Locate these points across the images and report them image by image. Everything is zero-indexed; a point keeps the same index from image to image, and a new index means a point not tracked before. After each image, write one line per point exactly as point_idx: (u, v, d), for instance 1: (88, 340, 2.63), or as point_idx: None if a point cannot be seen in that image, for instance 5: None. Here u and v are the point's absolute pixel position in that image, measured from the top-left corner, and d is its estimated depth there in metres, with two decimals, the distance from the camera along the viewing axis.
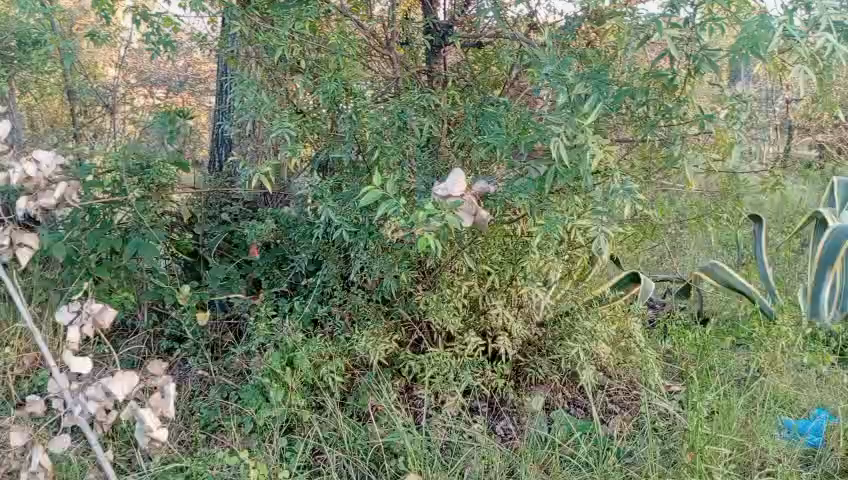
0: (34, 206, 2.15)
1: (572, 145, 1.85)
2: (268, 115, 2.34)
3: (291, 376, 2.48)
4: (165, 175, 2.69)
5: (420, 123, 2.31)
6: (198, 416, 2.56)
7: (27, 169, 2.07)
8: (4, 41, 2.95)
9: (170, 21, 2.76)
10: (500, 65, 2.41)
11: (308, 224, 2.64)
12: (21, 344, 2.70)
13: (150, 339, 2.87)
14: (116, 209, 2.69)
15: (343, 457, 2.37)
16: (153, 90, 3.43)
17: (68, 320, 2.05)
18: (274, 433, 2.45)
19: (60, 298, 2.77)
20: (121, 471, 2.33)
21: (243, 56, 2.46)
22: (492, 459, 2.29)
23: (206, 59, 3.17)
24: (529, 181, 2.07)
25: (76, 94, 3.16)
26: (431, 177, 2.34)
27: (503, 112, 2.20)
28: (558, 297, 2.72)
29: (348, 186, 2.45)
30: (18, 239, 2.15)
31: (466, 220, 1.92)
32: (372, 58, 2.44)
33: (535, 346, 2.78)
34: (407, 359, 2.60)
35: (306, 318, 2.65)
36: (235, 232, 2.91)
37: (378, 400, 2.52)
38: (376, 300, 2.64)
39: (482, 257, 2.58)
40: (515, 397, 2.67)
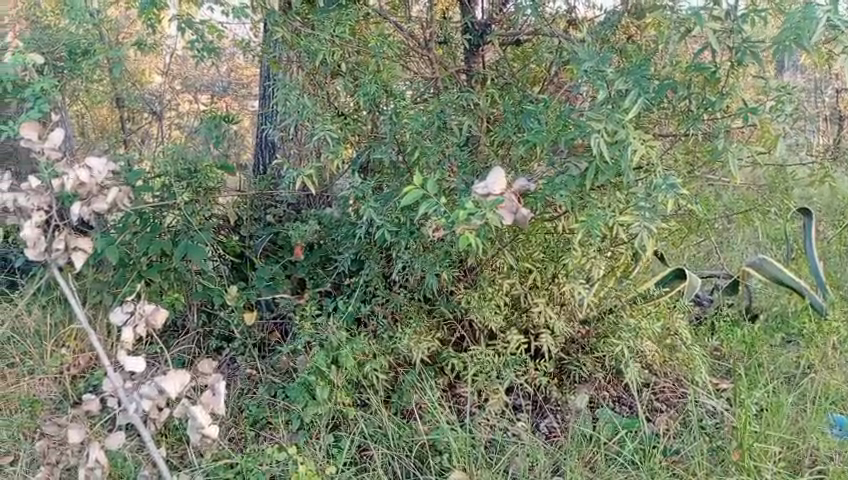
0: (88, 211, 2.24)
1: (613, 141, 1.84)
2: (311, 118, 2.39)
3: (336, 373, 2.54)
4: (212, 179, 2.82)
5: (459, 122, 2.34)
6: (247, 413, 2.62)
7: (80, 174, 2.17)
8: (55, 52, 2.88)
9: (214, 28, 2.83)
10: (539, 62, 2.40)
11: (350, 225, 2.69)
12: (76, 345, 2.81)
13: (199, 339, 2.91)
14: (165, 212, 2.78)
15: (389, 454, 2.40)
16: (197, 96, 3.52)
17: (122, 320, 2.13)
18: (321, 430, 2.49)
19: (114, 300, 2.86)
20: (174, 467, 2.40)
21: (285, 60, 2.50)
22: (537, 456, 2.31)
23: (248, 64, 3.24)
24: (570, 178, 2.07)
25: (125, 101, 3.26)
26: (472, 177, 2.36)
27: (543, 109, 2.19)
28: (600, 296, 2.73)
29: (389, 186, 2.49)
30: (72, 243, 2.23)
31: (506, 219, 1.92)
32: (410, 59, 2.46)
33: (579, 343, 2.76)
34: (450, 357, 2.62)
35: (349, 318, 2.68)
36: (280, 233, 2.94)
37: (422, 397, 2.54)
38: (418, 298, 2.66)
39: (524, 255, 2.59)
40: (559, 395, 2.66)
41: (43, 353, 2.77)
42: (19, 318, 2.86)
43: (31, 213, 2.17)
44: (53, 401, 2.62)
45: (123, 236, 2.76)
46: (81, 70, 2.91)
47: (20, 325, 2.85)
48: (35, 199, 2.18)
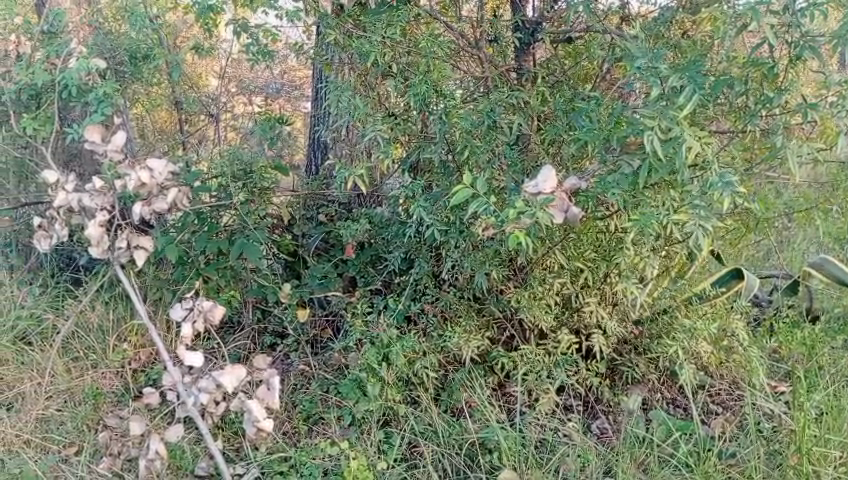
0: (149, 211, 2.34)
1: (667, 138, 1.81)
2: (361, 118, 2.46)
3: (387, 370, 2.56)
4: (267, 179, 2.88)
5: (510, 121, 2.33)
6: (300, 408, 2.67)
7: (142, 175, 2.27)
8: (117, 57, 2.97)
9: (269, 32, 2.88)
10: (592, 60, 2.38)
11: (400, 224, 2.73)
12: (138, 339, 2.91)
13: (255, 335, 2.99)
14: (222, 212, 2.86)
15: (438, 451, 2.41)
16: (252, 99, 3.60)
17: (182, 316, 2.20)
18: (372, 426, 2.53)
19: (173, 296, 2.95)
20: (230, 459, 2.47)
21: (337, 62, 2.57)
22: (589, 457, 2.30)
23: (301, 66, 3.30)
24: (623, 175, 2.03)
25: (183, 105, 3.33)
26: (522, 176, 2.37)
27: (595, 107, 2.17)
28: (654, 296, 2.69)
29: (439, 186, 2.51)
30: (134, 242, 2.35)
31: (557, 217, 1.92)
32: (461, 58, 2.46)
33: (632, 344, 2.74)
34: (500, 356, 2.62)
35: (400, 316, 2.70)
36: (332, 232, 3.00)
37: (472, 396, 2.57)
38: (468, 297, 2.67)
39: (576, 254, 2.55)
40: (611, 396, 2.65)
41: (106, 348, 2.87)
42: (83, 313, 2.95)
43: (96, 213, 2.26)
44: (115, 393, 2.71)
45: (182, 235, 2.86)
46: (142, 74, 3.04)
47: (84, 320, 2.94)
48: (99, 199, 2.27)
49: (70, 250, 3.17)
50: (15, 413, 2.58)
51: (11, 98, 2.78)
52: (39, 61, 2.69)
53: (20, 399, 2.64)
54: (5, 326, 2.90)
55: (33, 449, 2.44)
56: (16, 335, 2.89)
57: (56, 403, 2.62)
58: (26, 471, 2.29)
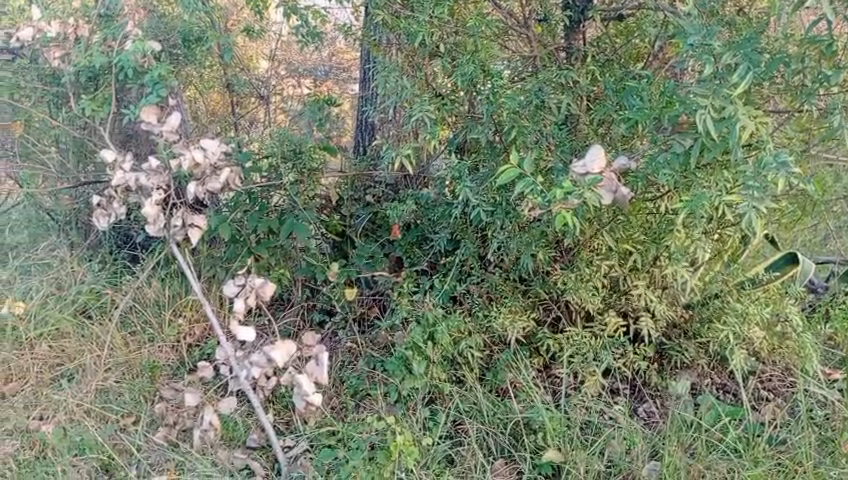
0: (203, 190, 2.42)
1: (720, 118, 1.78)
2: (409, 99, 2.47)
3: (433, 349, 2.58)
4: (315, 160, 2.94)
5: (558, 101, 2.32)
6: (348, 384, 2.71)
7: (196, 156, 2.34)
8: (170, 40, 3.09)
9: (318, 13, 2.99)
10: (644, 38, 2.35)
11: (446, 205, 2.72)
12: (192, 314, 2.99)
13: (303, 312, 3.05)
14: (272, 192, 2.91)
15: (483, 430, 2.45)
16: (301, 81, 3.65)
17: (234, 293, 2.31)
18: (418, 403, 2.56)
19: (226, 274, 3.04)
20: (280, 432, 2.54)
21: (385, 43, 2.60)
22: (635, 440, 2.31)
23: (349, 47, 3.35)
24: (674, 155, 1.96)
25: (235, 86, 3.39)
26: (570, 156, 2.35)
27: (645, 86, 2.15)
28: (706, 280, 2.63)
29: (485, 167, 2.52)
30: (189, 221, 2.42)
31: (606, 198, 1.90)
32: (509, 37, 2.45)
33: (681, 328, 2.70)
34: (546, 338, 2.63)
35: (445, 296, 2.73)
36: (378, 212, 3.04)
37: (517, 376, 2.57)
38: (513, 278, 2.68)
39: (624, 237, 2.52)
40: (659, 380, 2.62)
41: (161, 323, 2.97)
42: (140, 289, 3.05)
43: (152, 192, 2.34)
44: (171, 367, 2.81)
45: (235, 214, 2.93)
46: (195, 56, 3.14)
47: (141, 296, 3.04)
48: (155, 179, 2.35)
49: (128, 228, 3.26)
50: (76, 384, 2.68)
51: (70, 79, 2.86)
52: (96, 44, 2.75)
53: (80, 370, 2.74)
54: (67, 300, 3.02)
55: (93, 419, 2.53)
56: (76, 308, 2.99)
57: (115, 375, 2.72)
58: (87, 439, 2.39)
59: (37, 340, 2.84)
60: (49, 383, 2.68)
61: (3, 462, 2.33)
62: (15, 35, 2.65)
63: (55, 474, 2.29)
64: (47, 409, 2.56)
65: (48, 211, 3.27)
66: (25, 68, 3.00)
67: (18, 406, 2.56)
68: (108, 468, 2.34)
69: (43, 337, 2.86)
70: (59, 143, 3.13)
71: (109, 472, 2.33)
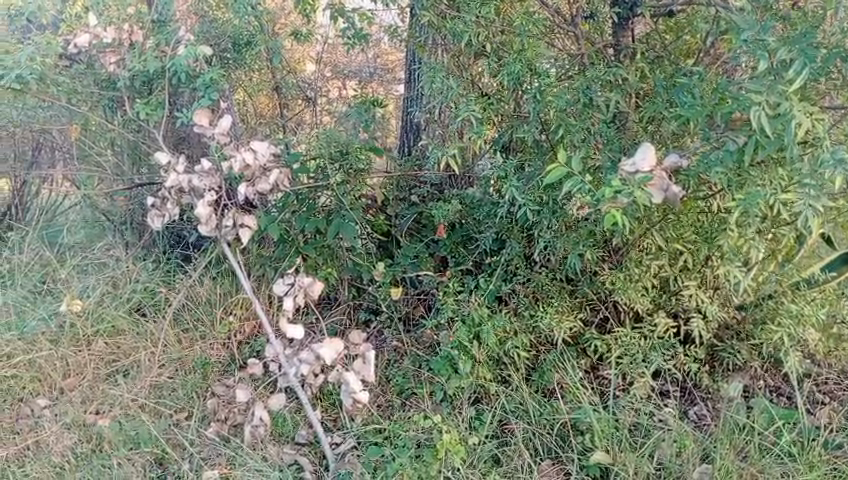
0: (253, 191, 2.47)
1: (775, 114, 1.74)
2: (455, 99, 2.47)
3: (478, 348, 2.59)
4: (362, 161, 2.92)
5: (607, 99, 2.30)
6: (394, 383, 2.73)
7: (246, 157, 2.40)
8: (221, 44, 3.16)
9: (364, 15, 3.06)
10: (695, 33, 2.32)
11: (491, 204, 2.73)
12: (243, 312, 3.05)
13: (350, 311, 3.08)
14: (319, 193, 2.92)
15: (530, 430, 2.44)
16: (346, 83, 3.59)
17: (284, 291, 2.36)
18: (464, 402, 2.56)
19: (275, 272, 3.09)
20: (328, 429, 2.57)
21: (431, 43, 2.61)
22: (685, 443, 2.26)
23: (394, 48, 3.38)
24: (727, 152, 1.93)
25: (283, 89, 3.44)
26: (618, 154, 2.32)
27: (697, 82, 2.12)
28: (760, 280, 2.57)
29: (531, 166, 2.51)
30: (240, 221, 2.49)
31: (656, 197, 1.87)
32: (556, 35, 2.43)
33: (734, 329, 2.65)
34: (593, 338, 2.60)
35: (491, 296, 2.68)
36: (424, 212, 3.05)
37: (565, 377, 2.55)
38: (560, 278, 2.66)
39: (675, 236, 2.48)
40: (710, 383, 2.58)
41: (213, 320, 3.03)
42: (193, 288, 3.11)
43: (204, 193, 2.40)
44: (222, 363, 2.88)
45: (283, 215, 2.91)
46: (245, 60, 3.20)
47: (193, 294, 3.10)
48: (207, 180, 2.41)
49: (181, 228, 3.33)
50: (131, 379, 2.76)
51: (126, 83, 2.93)
52: (151, 49, 2.84)
53: (135, 366, 2.82)
54: (123, 298, 3.10)
55: (148, 413, 2.61)
56: (132, 306, 3.07)
57: (168, 371, 2.80)
58: (142, 433, 2.46)
59: (94, 337, 2.92)
60: (106, 378, 2.77)
61: (63, 454, 2.41)
62: (73, 41, 2.70)
63: (111, 467, 2.37)
64: (104, 403, 2.64)
65: (104, 213, 3.38)
66: (81, 73, 2.98)
67: (77, 400, 2.64)
68: (162, 461, 2.41)
69: (99, 334, 2.93)
70: (114, 145, 3.24)
71: (163, 465, 2.41)
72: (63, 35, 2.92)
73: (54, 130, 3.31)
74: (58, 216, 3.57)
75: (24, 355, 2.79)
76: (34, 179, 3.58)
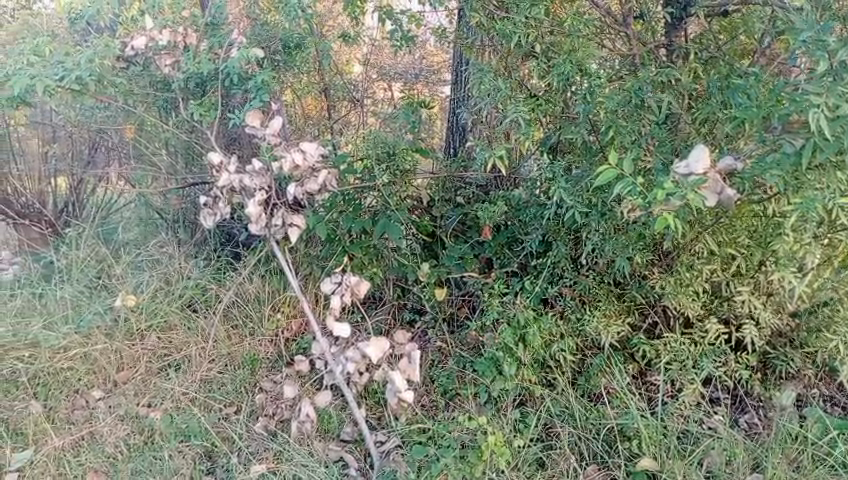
0: (302, 191, 2.51)
1: (835, 116, 1.68)
2: (503, 100, 2.44)
3: (524, 351, 2.57)
4: (408, 162, 2.94)
5: (659, 100, 2.27)
6: (438, 383, 2.73)
7: (295, 158, 2.44)
8: (271, 46, 3.16)
9: (414, 18, 3.06)
10: (750, 33, 2.28)
11: (538, 207, 2.71)
12: (290, 310, 3.09)
13: (394, 311, 3.10)
14: (366, 193, 2.94)
15: (575, 434, 2.43)
16: (391, 84, 3.69)
17: (331, 289, 2.39)
18: (509, 404, 2.57)
19: (322, 271, 3.13)
20: (372, 427, 2.59)
21: (478, 45, 2.65)
22: (735, 451, 2.23)
23: (440, 49, 3.40)
24: (784, 156, 1.86)
25: (331, 91, 3.47)
26: (671, 155, 2.30)
27: (752, 83, 2.09)
28: (815, 287, 2.41)
29: (579, 168, 2.50)
30: (289, 220, 2.52)
31: (711, 200, 1.82)
32: (607, 35, 2.42)
33: (787, 337, 2.59)
34: (642, 343, 2.57)
35: (536, 298, 2.68)
36: (469, 213, 3.04)
37: (612, 382, 2.56)
38: (608, 281, 2.63)
39: (728, 240, 2.42)
40: (762, 391, 2.55)
41: (261, 317, 3.08)
42: (242, 285, 3.17)
43: (255, 192, 2.45)
44: (270, 359, 2.94)
45: (331, 215, 2.93)
46: (295, 62, 3.20)
47: (243, 291, 3.15)
48: (258, 180, 2.46)
49: (232, 226, 3.43)
50: (183, 373, 2.82)
51: (181, 85, 2.99)
52: (205, 52, 2.93)
53: (186, 360, 2.88)
54: (175, 294, 3.16)
55: (198, 407, 2.67)
56: (183, 302, 3.14)
57: (218, 366, 2.87)
58: (193, 426, 2.53)
59: (147, 331, 2.99)
60: (158, 372, 2.84)
61: (116, 445, 2.48)
62: (130, 43, 2.72)
63: (163, 458, 2.42)
64: (156, 396, 2.71)
65: (158, 210, 3.50)
66: (138, 74, 3.01)
67: (130, 393, 2.71)
68: (212, 454, 2.47)
69: (152, 328, 3.01)
70: (168, 146, 3.34)
71: (212, 458, 2.46)
72: (121, 37, 3.00)
73: (111, 130, 3.41)
74: (114, 214, 3.69)
75: (79, 348, 2.86)
76: (90, 178, 3.70)
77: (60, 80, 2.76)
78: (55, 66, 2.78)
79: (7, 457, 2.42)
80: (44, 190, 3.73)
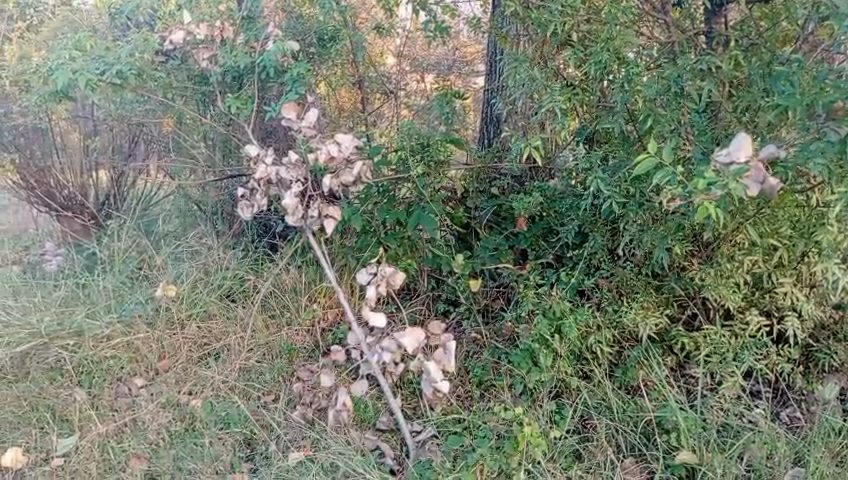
0: (337, 183, 2.51)
1: None
2: (540, 90, 2.43)
3: (560, 343, 2.55)
4: (442, 153, 2.94)
5: (698, 88, 2.22)
6: (473, 374, 2.73)
7: (331, 150, 2.45)
8: (305, 39, 3.19)
9: (448, 8, 3.11)
10: (793, 20, 2.19)
11: (575, 197, 2.73)
12: (326, 301, 3.14)
13: (429, 302, 3.11)
14: (400, 185, 2.95)
15: (612, 426, 2.41)
16: (424, 76, 3.65)
17: (367, 280, 2.42)
18: (544, 396, 2.55)
19: (357, 262, 3.14)
20: (408, 417, 2.61)
21: (513, 35, 2.62)
22: (776, 445, 2.20)
23: (474, 39, 3.39)
24: (828, 143, 1.82)
25: (366, 83, 3.46)
26: (710, 144, 2.29)
27: (796, 70, 2.02)
28: None
29: (615, 158, 2.49)
30: (325, 212, 2.54)
31: (753, 188, 1.78)
32: (645, 23, 2.37)
33: (830, 330, 2.54)
34: (681, 335, 2.55)
35: (572, 290, 2.68)
36: (503, 205, 3.04)
37: (650, 375, 2.51)
38: (646, 273, 2.60)
39: (770, 231, 2.38)
40: (804, 384, 2.49)
41: (298, 307, 3.12)
42: (280, 276, 3.21)
43: (291, 184, 2.48)
44: (307, 349, 2.97)
45: (366, 207, 2.96)
46: (330, 54, 3.23)
47: (280, 282, 3.19)
48: (294, 172, 2.48)
49: (268, 218, 3.43)
50: (222, 362, 2.88)
51: (218, 78, 3.02)
52: (241, 45, 2.96)
53: (225, 349, 2.94)
54: (214, 284, 3.21)
55: (238, 395, 2.72)
56: (222, 292, 3.19)
57: (256, 355, 2.91)
58: (232, 414, 2.58)
59: (188, 321, 3.04)
60: (198, 361, 2.90)
61: (158, 432, 2.53)
62: (168, 37, 2.82)
63: (203, 445, 2.47)
64: (196, 384, 2.77)
65: (197, 202, 3.55)
66: (177, 68, 3.08)
67: (171, 380, 2.77)
68: (252, 441, 2.52)
69: (192, 317, 3.06)
70: (206, 138, 3.39)
71: (252, 445, 2.52)
72: (159, 32, 3.05)
73: (151, 124, 3.48)
74: (153, 206, 3.74)
75: (122, 337, 2.92)
76: (130, 171, 3.77)
77: (101, 74, 2.82)
78: (96, 60, 2.85)
79: (54, 442, 2.50)
80: (86, 183, 3.82)
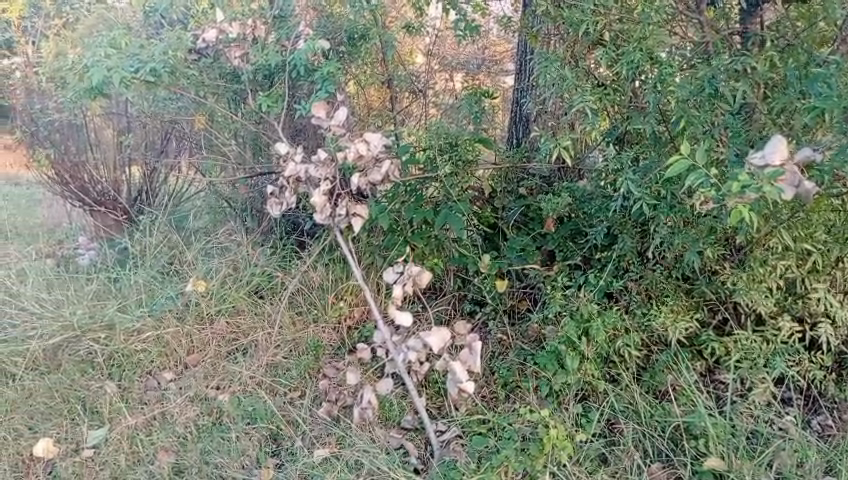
0: (365, 182, 2.54)
1: None
2: (570, 89, 2.39)
3: (587, 345, 2.53)
4: (470, 153, 2.93)
5: (733, 89, 2.17)
6: (498, 375, 2.72)
7: (360, 148, 2.46)
8: (335, 38, 3.20)
9: (480, 7, 3.10)
10: (831, 20, 2.12)
11: (604, 198, 2.68)
12: (353, 298, 3.14)
13: (455, 302, 3.10)
14: (427, 184, 2.95)
15: (640, 431, 2.39)
16: (453, 75, 3.61)
17: (393, 279, 2.42)
18: (570, 399, 2.53)
19: (384, 261, 3.15)
20: (433, 416, 2.61)
21: (544, 34, 2.60)
22: (807, 453, 2.17)
23: (504, 37, 3.37)
24: None
25: (395, 81, 3.45)
26: (746, 147, 2.23)
27: (834, 72, 1.98)
28: None
29: (647, 158, 2.44)
30: (352, 210, 2.56)
31: (788, 192, 1.74)
32: (679, 22, 2.34)
33: None
34: (711, 340, 2.50)
35: (600, 292, 2.65)
36: (531, 205, 3.03)
37: (678, 379, 2.48)
38: (677, 276, 2.57)
39: (804, 235, 2.36)
40: (837, 392, 2.44)
41: (324, 305, 3.13)
42: (307, 273, 3.22)
43: (320, 182, 2.49)
44: (333, 346, 2.99)
45: (393, 205, 2.97)
46: (359, 53, 3.24)
47: (307, 279, 3.21)
48: (323, 170, 2.48)
49: (296, 215, 3.46)
50: (249, 358, 2.90)
51: (249, 77, 3.05)
52: (272, 44, 2.99)
53: (253, 345, 2.97)
54: (242, 280, 3.24)
55: (265, 390, 2.75)
56: (250, 288, 3.22)
57: (283, 351, 2.93)
58: (259, 409, 2.60)
59: (216, 316, 3.08)
60: (226, 356, 2.93)
61: (186, 425, 2.57)
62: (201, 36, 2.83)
63: (230, 439, 2.50)
64: (224, 379, 2.79)
65: (227, 199, 3.58)
66: (209, 66, 3.09)
67: (199, 375, 2.81)
68: (278, 437, 2.55)
69: (221, 313, 3.09)
70: (237, 136, 3.42)
71: (277, 441, 2.54)
72: (192, 30, 3.09)
73: (183, 121, 3.52)
74: (183, 202, 3.80)
75: (152, 331, 2.96)
76: (161, 167, 3.82)
77: (136, 72, 2.87)
78: (131, 58, 2.90)
79: (85, 433, 2.55)
80: (120, 178, 3.89)
